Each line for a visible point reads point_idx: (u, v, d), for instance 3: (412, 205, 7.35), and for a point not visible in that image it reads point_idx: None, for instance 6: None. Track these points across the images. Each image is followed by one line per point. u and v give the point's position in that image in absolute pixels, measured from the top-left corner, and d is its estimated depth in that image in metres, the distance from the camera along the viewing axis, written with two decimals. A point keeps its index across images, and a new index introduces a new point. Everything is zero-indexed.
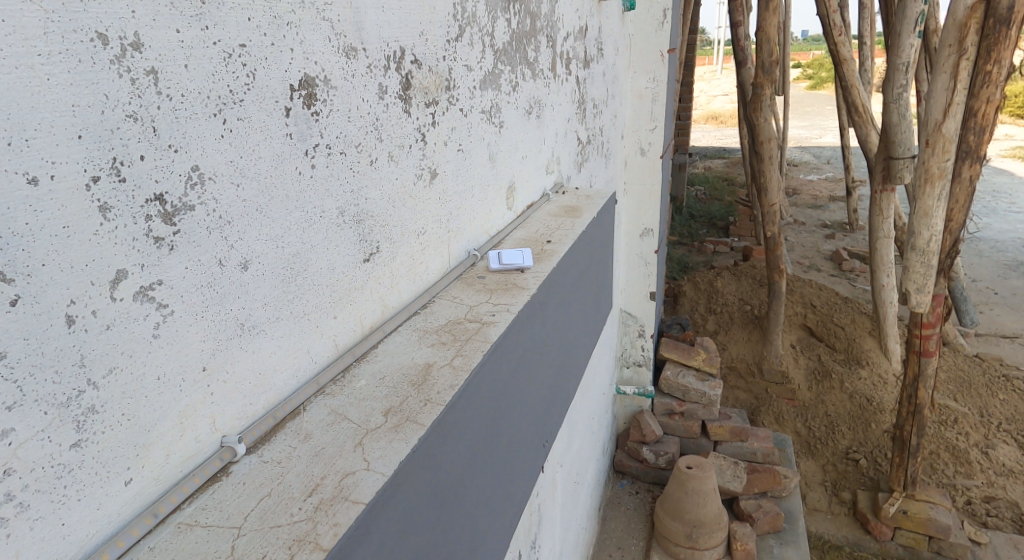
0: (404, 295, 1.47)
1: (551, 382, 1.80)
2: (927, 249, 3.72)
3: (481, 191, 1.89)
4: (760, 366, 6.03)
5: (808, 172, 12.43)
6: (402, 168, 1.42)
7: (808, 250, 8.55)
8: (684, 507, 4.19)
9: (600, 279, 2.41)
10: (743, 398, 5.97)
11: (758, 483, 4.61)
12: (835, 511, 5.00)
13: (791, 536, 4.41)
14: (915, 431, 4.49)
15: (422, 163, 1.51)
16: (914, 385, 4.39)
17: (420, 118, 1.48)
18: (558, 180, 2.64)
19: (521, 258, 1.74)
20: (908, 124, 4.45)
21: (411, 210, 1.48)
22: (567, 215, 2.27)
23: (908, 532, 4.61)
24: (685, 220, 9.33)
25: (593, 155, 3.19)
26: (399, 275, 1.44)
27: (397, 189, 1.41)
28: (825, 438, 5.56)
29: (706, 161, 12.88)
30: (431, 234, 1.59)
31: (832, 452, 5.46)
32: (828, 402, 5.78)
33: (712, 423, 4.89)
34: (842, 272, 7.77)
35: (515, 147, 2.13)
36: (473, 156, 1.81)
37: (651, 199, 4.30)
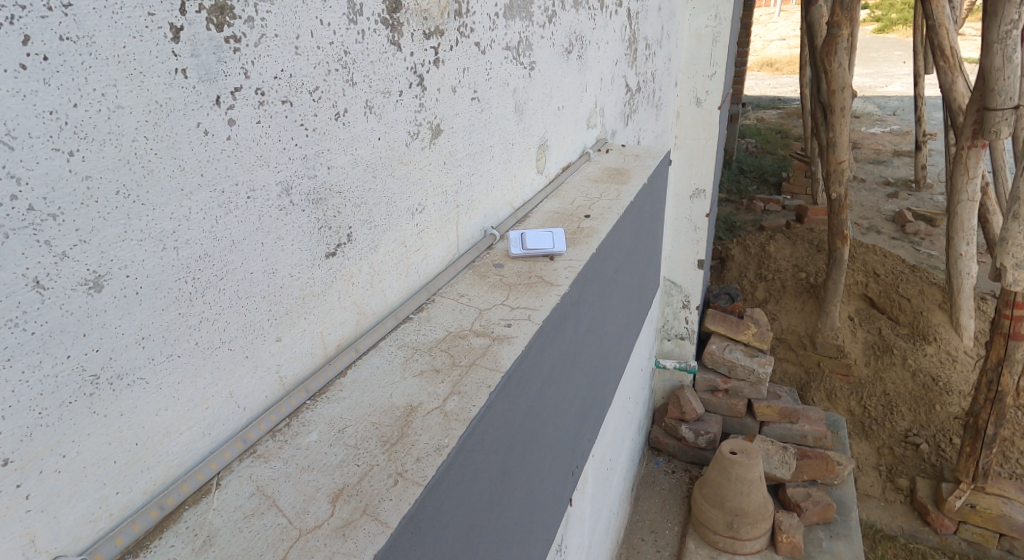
0: (392, 298, 1.11)
1: (583, 393, 1.43)
2: None
3: (503, 151, 1.49)
4: (812, 337, 5.51)
5: (872, 123, 11.51)
6: (387, 121, 1.03)
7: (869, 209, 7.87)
8: (726, 494, 3.83)
9: (649, 255, 2.00)
10: (793, 371, 5.52)
11: (808, 469, 4.21)
12: (889, 498, 4.60)
13: (842, 530, 4.01)
14: (994, 420, 4.01)
15: (419, 117, 1.12)
16: (998, 370, 3.90)
17: (415, 53, 1.08)
18: (601, 136, 2.21)
19: (550, 238, 1.37)
20: (1011, 69, 3.80)
21: (403, 181, 1.10)
22: (611, 180, 1.86)
23: (976, 529, 4.17)
24: (735, 175, 8.71)
25: (642, 105, 2.73)
26: (383, 271, 1.08)
27: (380, 151, 1.02)
28: (882, 420, 5.10)
29: (760, 111, 12.05)
30: (432, 212, 1.21)
31: (889, 434, 5.02)
32: (887, 379, 5.28)
33: (759, 403, 4.47)
34: (906, 235, 7.14)
35: (549, 95, 1.71)
36: (492, 106, 1.40)
37: (704, 156, 3.80)
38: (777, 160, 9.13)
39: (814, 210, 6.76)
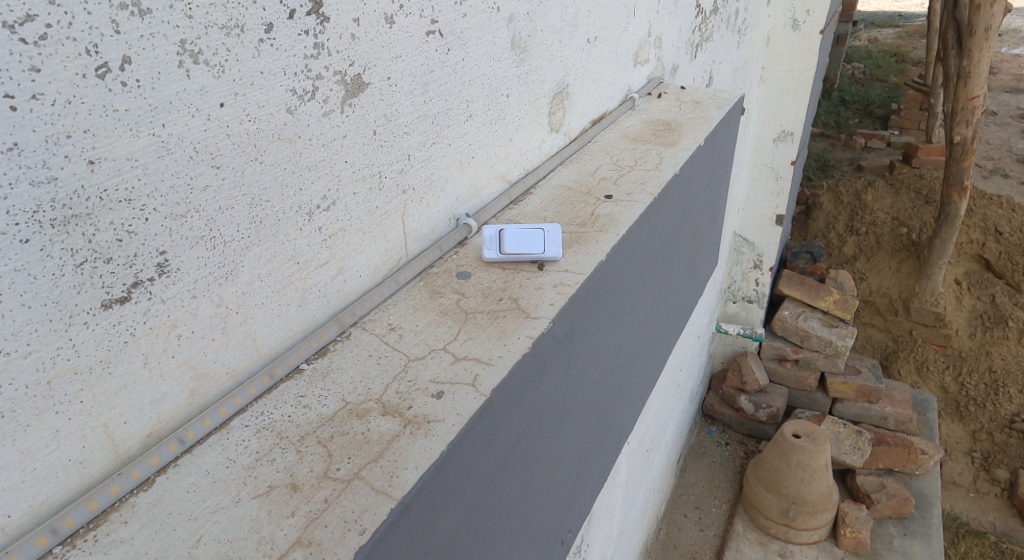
0: (267, 344, 0.74)
1: (580, 444, 1.06)
2: None
3: (488, 105, 1.06)
4: (906, 302, 4.71)
5: (1012, 45, 9.62)
6: (239, 71, 0.62)
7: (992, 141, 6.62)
8: (784, 479, 3.34)
9: (701, 234, 1.54)
10: (878, 339, 4.78)
11: (885, 458, 3.62)
12: (982, 490, 3.93)
13: (920, 527, 3.42)
14: None
15: (313, 64, 0.69)
16: None
17: None
18: (655, 76, 1.71)
19: (542, 237, 0.98)
20: None
21: (289, 169, 0.70)
22: (654, 140, 1.39)
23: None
24: (833, 106, 7.75)
25: (719, 29, 2.16)
26: (248, 307, 0.70)
27: (226, 126, 0.62)
28: (982, 400, 4.32)
29: (874, 30, 10.61)
30: (349, 206, 0.81)
31: (990, 417, 4.25)
32: (995, 355, 4.43)
33: (834, 378, 3.92)
34: None
35: (572, 25, 1.24)
36: (467, 43, 0.95)
37: (796, 93, 3.16)
38: (887, 89, 7.99)
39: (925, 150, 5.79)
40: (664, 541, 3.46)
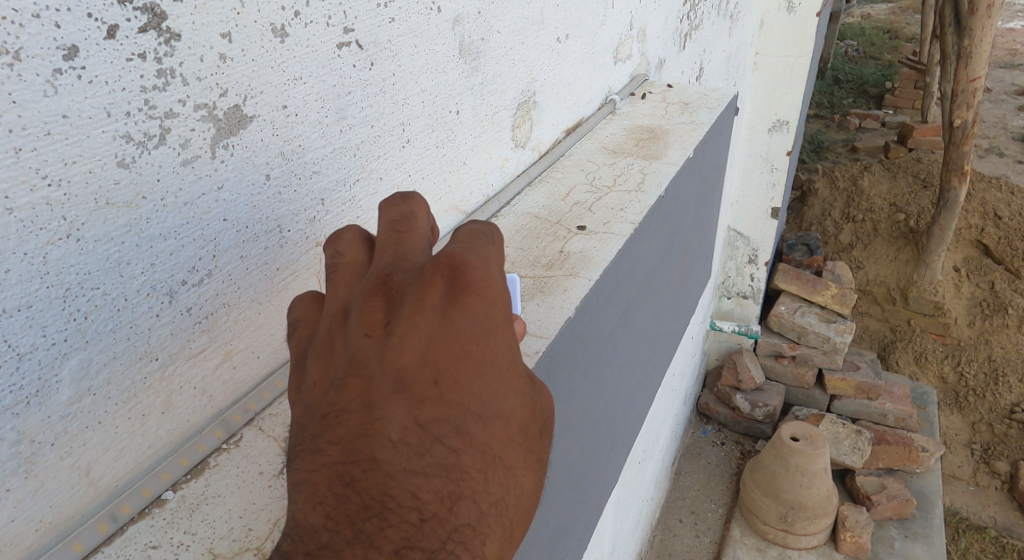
0: (115, 467, 0.57)
1: (549, 529, 0.89)
2: None
3: (432, 126, 0.87)
4: (904, 292, 3.77)
5: (1009, 18, 8.77)
6: (19, 117, 0.44)
7: (994, 109, 6.12)
8: (780, 479, 2.65)
9: (691, 254, 1.36)
10: (875, 330, 3.82)
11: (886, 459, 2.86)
12: (982, 483, 3.09)
13: (922, 528, 2.70)
14: None
15: (148, 91, 0.51)
16: None
17: None
18: (640, 73, 1.53)
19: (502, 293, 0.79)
20: None
21: (122, 245, 0.52)
22: (636, 150, 1.21)
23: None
24: (828, 86, 7.51)
25: (709, 16, 1.96)
26: (75, 430, 0.53)
27: (6, 198, 0.45)
28: (982, 390, 3.44)
29: (867, 6, 10.32)
30: (235, 273, 0.63)
31: (989, 408, 3.38)
32: (996, 344, 3.52)
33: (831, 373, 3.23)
34: None
35: (537, 24, 1.06)
36: (399, 53, 0.77)
37: (792, 79, 2.80)
38: (882, 67, 7.74)
39: (920, 130, 5.35)
40: (657, 549, 2.77)
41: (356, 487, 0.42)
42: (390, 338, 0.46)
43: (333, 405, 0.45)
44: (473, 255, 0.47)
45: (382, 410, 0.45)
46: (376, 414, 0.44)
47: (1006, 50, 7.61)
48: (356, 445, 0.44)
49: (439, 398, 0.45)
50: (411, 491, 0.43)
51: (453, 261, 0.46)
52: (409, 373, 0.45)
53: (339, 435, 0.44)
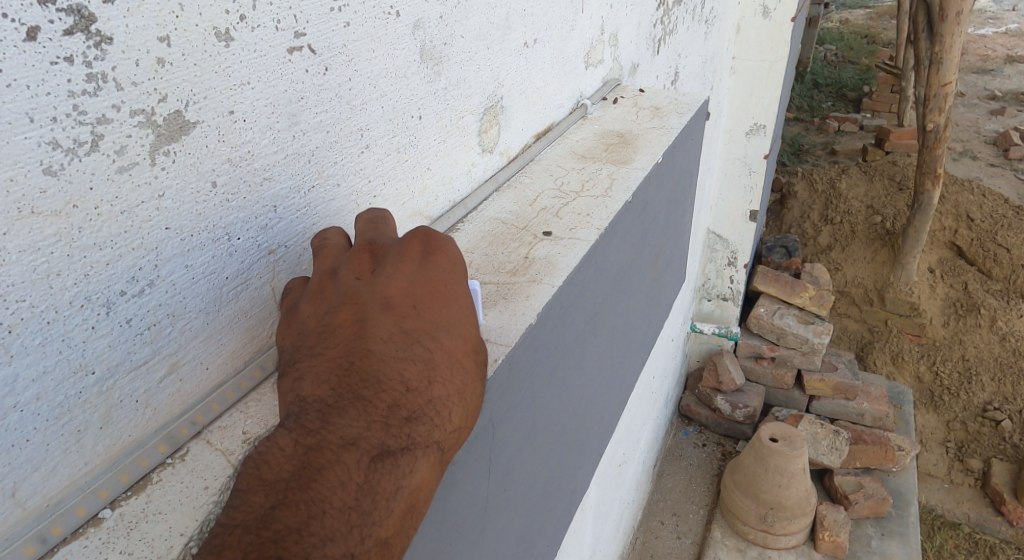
0: (49, 483, 0.54)
1: (514, 537, 0.88)
2: None
3: (394, 132, 0.86)
4: (881, 292, 3.77)
5: (981, 24, 8.88)
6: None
7: (967, 113, 6.19)
8: (759, 481, 2.64)
9: (662, 259, 1.36)
10: (852, 331, 3.81)
11: (862, 457, 2.84)
12: (957, 480, 3.09)
13: (898, 526, 2.69)
14: None
15: (72, 95, 0.49)
16: None
17: None
18: (612, 78, 1.52)
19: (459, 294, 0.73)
20: None
21: (36, 253, 0.50)
22: (606, 155, 1.20)
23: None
24: (807, 89, 7.56)
25: (683, 20, 1.96)
26: (2, 450, 0.51)
27: None
28: (956, 390, 3.43)
29: (845, 11, 10.41)
30: (178, 282, 0.61)
31: (963, 407, 3.38)
32: (969, 343, 3.52)
33: (810, 375, 3.22)
34: (1006, 160, 5.16)
35: (503, 29, 1.05)
36: (355, 59, 0.75)
37: (768, 83, 2.80)
38: (859, 71, 7.82)
39: (897, 133, 5.41)
40: (638, 552, 2.76)
41: (351, 371, 0.56)
42: (375, 277, 0.62)
43: (329, 324, 0.59)
44: (435, 231, 0.66)
45: (371, 321, 0.59)
46: (366, 324, 0.59)
47: (979, 55, 7.72)
48: (351, 346, 0.58)
49: (418, 316, 0.60)
50: (398, 372, 0.57)
51: (424, 233, 0.65)
52: (393, 297, 0.60)
53: (337, 341, 0.58)
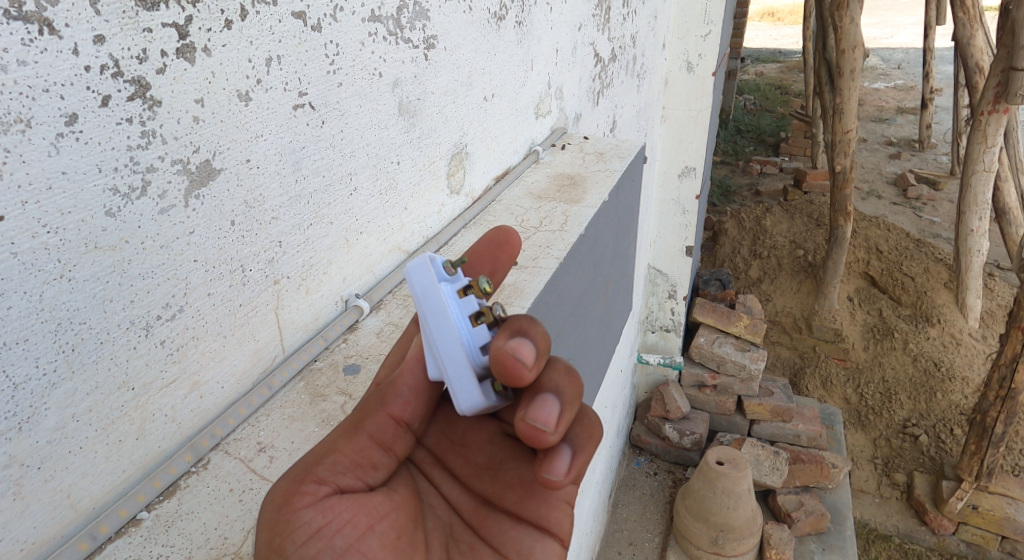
0: (92, 492, 0.61)
1: None
2: (974, 184, 2.86)
3: (377, 176, 0.96)
4: (808, 320, 4.00)
5: (875, 77, 9.66)
6: (26, 174, 0.52)
7: (871, 156, 6.71)
8: (709, 505, 2.64)
9: (610, 288, 1.49)
10: (785, 357, 4.03)
11: (800, 476, 2.95)
12: (886, 494, 3.17)
13: (836, 540, 2.79)
14: (1003, 421, 2.62)
15: (129, 148, 0.59)
16: (1011, 367, 2.54)
17: (107, 35, 0.56)
18: (559, 126, 1.67)
19: (449, 300, 0.59)
20: (963, 31, 3.20)
21: (94, 279, 0.58)
22: (559, 196, 1.33)
23: (977, 529, 2.83)
24: (731, 135, 8.03)
25: (617, 75, 2.15)
26: (60, 455, 0.58)
27: (11, 244, 0.52)
28: (878, 408, 3.64)
29: (759, 65, 11.15)
30: (203, 309, 0.70)
31: (886, 425, 3.59)
32: (887, 365, 3.77)
33: (750, 400, 3.37)
34: (906, 199, 5.62)
35: (465, 84, 1.17)
36: (345, 113, 0.86)
37: (696, 130, 3.02)
38: (776, 119, 8.38)
39: (812, 175, 5.83)
40: None
41: None
42: None
43: None
44: None
45: None
46: None
47: (875, 106, 8.39)
48: None
49: None
50: None
51: None
52: None
53: None
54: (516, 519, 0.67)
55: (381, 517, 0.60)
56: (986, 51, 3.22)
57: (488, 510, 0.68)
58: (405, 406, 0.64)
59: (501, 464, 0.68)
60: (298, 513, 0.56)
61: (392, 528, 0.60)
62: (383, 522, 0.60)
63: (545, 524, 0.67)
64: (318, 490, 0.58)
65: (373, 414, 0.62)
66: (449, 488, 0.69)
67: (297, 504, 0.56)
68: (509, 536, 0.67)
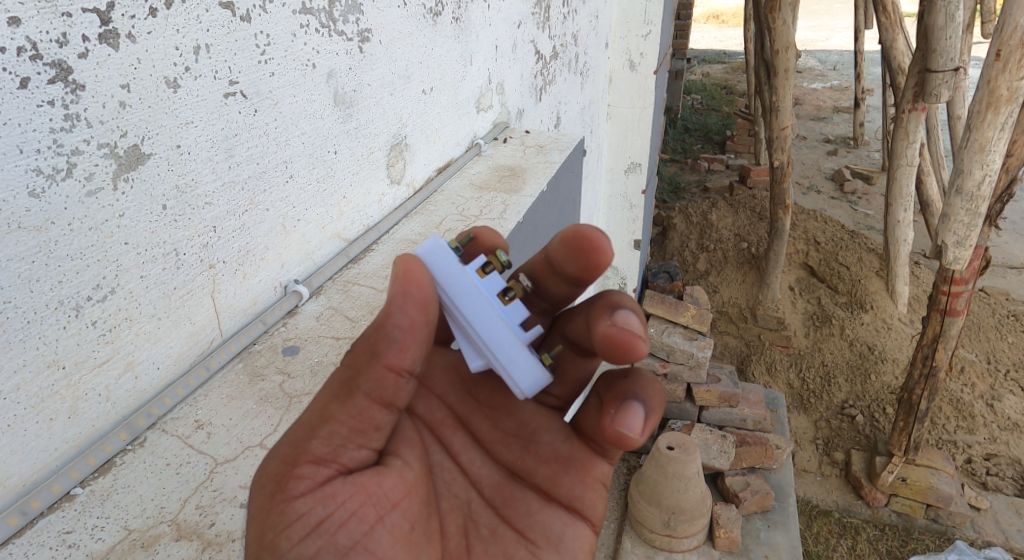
0: (18, 473, 0.63)
1: None
2: (898, 175, 3.01)
3: (313, 164, 0.99)
4: (753, 310, 4.14)
5: (813, 78, 9.97)
6: None
7: (811, 152, 6.95)
8: (661, 488, 2.66)
9: None
10: (733, 346, 4.11)
11: (747, 458, 3.05)
12: (827, 472, 3.29)
13: (781, 517, 2.89)
14: (928, 398, 2.77)
15: (46, 128, 0.60)
16: (932, 346, 2.68)
17: (25, 19, 0.57)
18: (501, 121, 1.72)
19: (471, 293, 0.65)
20: (887, 33, 3.36)
21: (13, 256, 0.59)
22: (499, 186, 1.37)
23: (906, 499, 2.97)
24: (680, 134, 8.19)
25: (560, 72, 2.20)
26: None
27: None
28: (819, 391, 3.73)
29: (706, 66, 11.40)
30: (136, 292, 0.72)
31: (826, 407, 3.67)
32: (827, 350, 3.91)
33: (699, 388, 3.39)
34: (844, 193, 5.84)
35: (402, 78, 1.20)
36: (278, 102, 0.89)
37: (640, 127, 3.10)
38: (722, 118, 8.59)
39: (757, 171, 6.00)
40: None
41: None
42: None
43: None
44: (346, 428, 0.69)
45: None
46: None
47: (814, 105, 8.68)
48: None
49: None
50: None
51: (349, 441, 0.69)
52: None
53: None
54: (545, 499, 0.73)
55: (392, 506, 0.61)
56: (908, 51, 3.39)
57: (515, 488, 0.73)
58: (405, 353, 0.60)
59: (530, 433, 0.75)
60: (293, 503, 0.57)
61: (403, 517, 0.62)
62: (395, 512, 0.61)
63: (576, 505, 0.74)
64: (316, 474, 0.58)
65: (367, 368, 0.59)
66: (474, 463, 0.73)
67: (292, 492, 0.57)
68: (536, 518, 0.73)
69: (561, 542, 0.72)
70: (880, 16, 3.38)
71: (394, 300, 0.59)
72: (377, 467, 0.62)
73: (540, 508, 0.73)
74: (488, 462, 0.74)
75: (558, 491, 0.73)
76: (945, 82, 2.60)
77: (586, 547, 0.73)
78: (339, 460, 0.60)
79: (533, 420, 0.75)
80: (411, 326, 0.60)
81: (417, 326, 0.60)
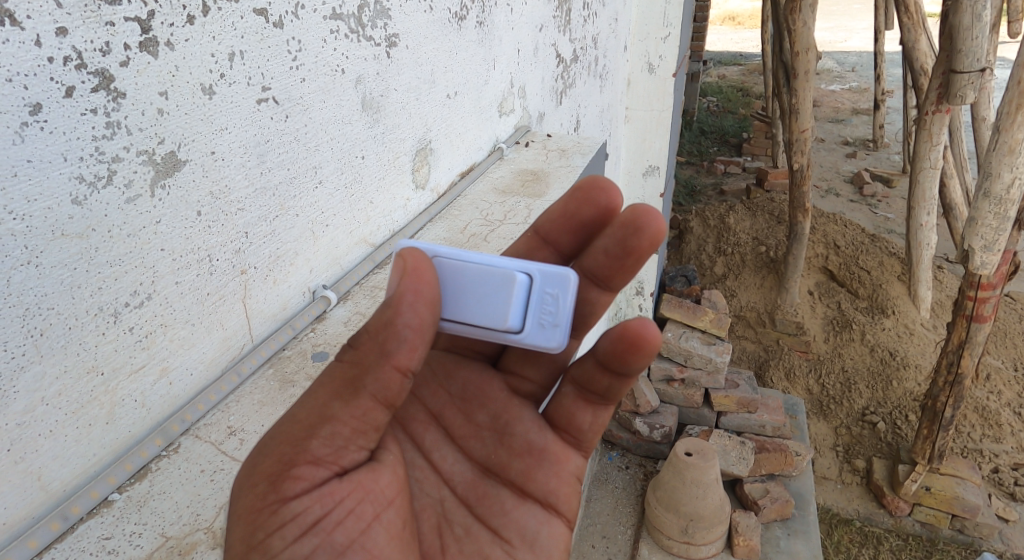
0: (58, 479, 0.63)
1: None
2: (921, 179, 2.97)
3: (342, 169, 0.99)
4: (771, 314, 4.10)
5: (831, 79, 9.88)
6: None
7: (829, 155, 6.89)
8: (680, 494, 2.63)
9: None
10: (751, 351, 4.12)
11: (766, 464, 3.01)
12: (847, 479, 3.26)
13: (801, 524, 2.86)
14: (952, 405, 2.73)
15: (88, 137, 0.60)
16: (957, 352, 2.64)
17: (69, 28, 0.58)
18: (523, 124, 1.72)
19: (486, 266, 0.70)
20: (909, 35, 3.33)
21: (51, 266, 0.59)
22: (522, 191, 1.36)
23: (930, 508, 2.93)
24: (695, 136, 8.16)
25: (580, 76, 2.20)
26: (29, 437, 0.60)
27: None
28: (839, 397, 3.71)
29: (722, 68, 11.35)
30: (171, 298, 0.72)
31: (846, 413, 3.64)
32: (846, 356, 3.87)
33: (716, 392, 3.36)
34: (863, 197, 5.78)
35: (427, 83, 1.20)
36: (309, 108, 0.89)
37: (659, 130, 3.09)
38: (737, 120, 8.54)
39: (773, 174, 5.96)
40: None
41: None
42: None
43: None
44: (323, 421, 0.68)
45: None
46: None
47: (832, 107, 8.61)
48: None
49: None
50: None
51: None
52: None
53: None
54: (521, 496, 0.73)
55: (387, 504, 0.62)
56: (931, 53, 3.35)
57: (489, 485, 0.73)
58: (411, 353, 0.60)
59: (504, 428, 0.74)
60: (289, 504, 0.57)
61: (397, 516, 0.63)
62: (391, 508, 0.62)
63: (552, 502, 0.73)
64: (314, 475, 0.58)
65: (375, 367, 0.59)
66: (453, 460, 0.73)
67: (287, 493, 0.57)
68: (511, 516, 0.72)
69: (535, 541, 0.72)
70: (901, 17, 3.34)
71: (405, 296, 0.60)
72: (372, 466, 0.62)
73: (514, 505, 0.72)
74: (461, 459, 0.73)
75: (532, 487, 0.73)
76: (971, 83, 2.55)
77: (560, 544, 0.73)
78: (338, 460, 0.60)
79: (506, 413, 0.75)
80: (419, 326, 0.61)
81: (424, 325, 0.61)
